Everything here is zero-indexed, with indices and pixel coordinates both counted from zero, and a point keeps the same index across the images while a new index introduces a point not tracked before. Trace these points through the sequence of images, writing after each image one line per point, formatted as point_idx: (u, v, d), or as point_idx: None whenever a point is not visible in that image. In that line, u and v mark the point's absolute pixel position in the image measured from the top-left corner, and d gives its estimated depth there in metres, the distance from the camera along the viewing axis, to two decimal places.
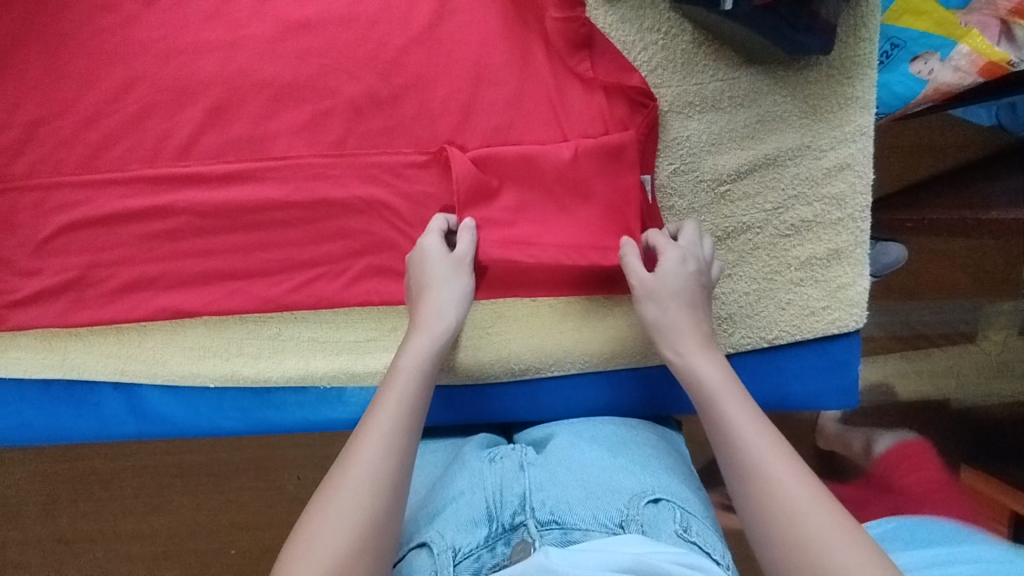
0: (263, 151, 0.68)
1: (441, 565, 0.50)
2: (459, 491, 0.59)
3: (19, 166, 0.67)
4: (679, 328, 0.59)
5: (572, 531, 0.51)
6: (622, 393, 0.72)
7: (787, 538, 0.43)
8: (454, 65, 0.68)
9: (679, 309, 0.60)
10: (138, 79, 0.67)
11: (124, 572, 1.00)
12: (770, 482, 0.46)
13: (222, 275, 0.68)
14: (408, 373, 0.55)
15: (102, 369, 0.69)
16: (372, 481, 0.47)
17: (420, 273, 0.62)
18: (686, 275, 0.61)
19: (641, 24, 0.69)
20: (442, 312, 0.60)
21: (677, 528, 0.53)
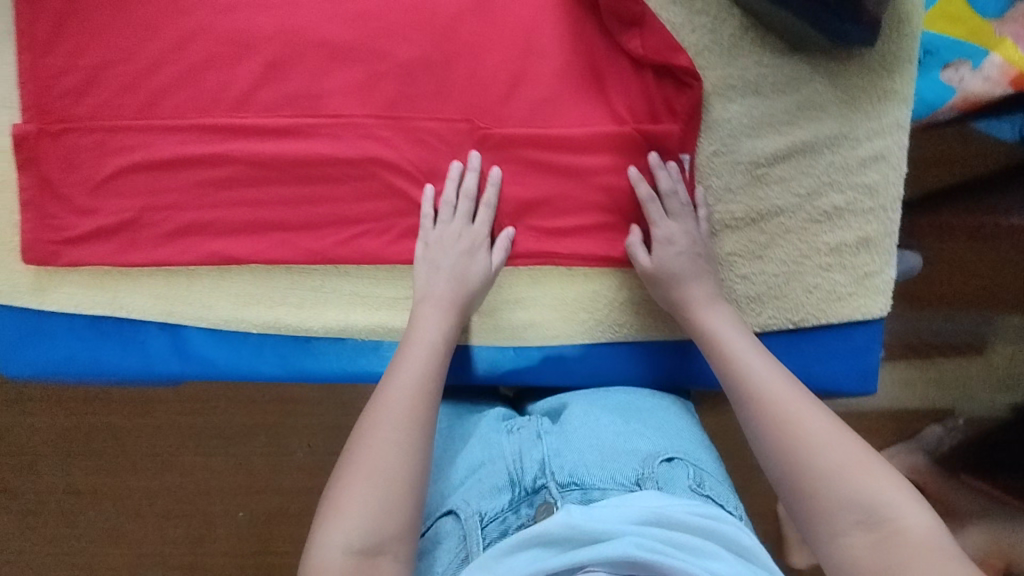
0: (316, 108, 0.69)
1: (470, 529, 0.53)
2: (479, 460, 0.61)
3: (79, 107, 0.68)
4: (691, 298, 0.67)
5: (592, 491, 0.54)
6: (647, 366, 0.74)
7: (798, 454, 0.52)
8: (509, 36, 0.69)
9: (680, 287, 0.68)
10: (199, 29, 0.68)
11: (134, 528, 1.03)
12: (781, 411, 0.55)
13: (271, 226, 0.71)
14: (429, 336, 0.62)
15: (151, 308, 0.72)
16: (414, 422, 0.54)
17: (457, 250, 0.67)
18: (686, 257, 0.68)
19: (691, 7, 0.70)
20: (459, 277, 0.66)
21: (690, 484, 0.56)
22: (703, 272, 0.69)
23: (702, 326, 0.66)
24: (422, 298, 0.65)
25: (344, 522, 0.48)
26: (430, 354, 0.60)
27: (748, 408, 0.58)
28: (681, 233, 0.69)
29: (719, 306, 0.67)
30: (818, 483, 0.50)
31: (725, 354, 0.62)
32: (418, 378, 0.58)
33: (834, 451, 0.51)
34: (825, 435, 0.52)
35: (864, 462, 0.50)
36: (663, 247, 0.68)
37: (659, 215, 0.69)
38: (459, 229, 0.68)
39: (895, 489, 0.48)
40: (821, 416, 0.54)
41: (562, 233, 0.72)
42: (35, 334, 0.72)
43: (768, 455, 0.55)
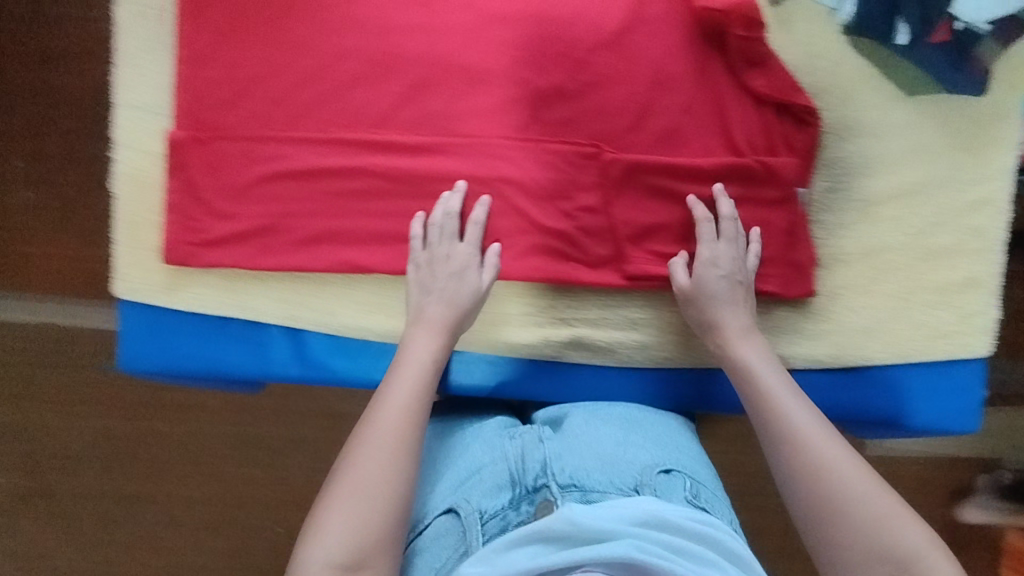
0: (452, 129, 0.73)
1: (469, 525, 0.58)
2: (479, 462, 0.64)
3: (229, 117, 0.72)
4: (721, 324, 0.70)
5: (591, 493, 0.59)
6: (658, 388, 0.77)
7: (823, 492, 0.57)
8: (639, 69, 0.73)
9: (715, 312, 0.70)
10: (350, 51, 0.72)
11: (175, 536, 1.05)
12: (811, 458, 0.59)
13: (399, 238, 0.74)
14: (422, 357, 0.65)
15: (276, 312, 0.74)
16: (399, 447, 0.58)
17: (447, 267, 0.70)
18: (727, 281, 0.71)
19: (811, 50, 0.73)
20: (453, 299, 0.69)
21: (687, 496, 0.60)
22: (742, 299, 0.71)
23: (738, 358, 0.68)
24: (417, 322, 0.68)
25: (324, 543, 0.52)
26: (423, 373, 0.63)
27: (777, 445, 0.62)
28: (727, 258, 0.71)
29: (753, 338, 0.69)
30: (854, 530, 0.55)
31: (761, 392, 0.65)
32: (406, 400, 0.61)
33: (871, 503, 0.55)
34: (862, 485, 0.57)
35: (900, 517, 0.55)
36: (706, 268, 0.71)
37: (709, 235, 0.72)
38: (447, 250, 0.70)
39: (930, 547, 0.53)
40: (856, 465, 0.58)
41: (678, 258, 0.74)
42: (161, 331, 0.75)
43: (800, 493, 0.59)
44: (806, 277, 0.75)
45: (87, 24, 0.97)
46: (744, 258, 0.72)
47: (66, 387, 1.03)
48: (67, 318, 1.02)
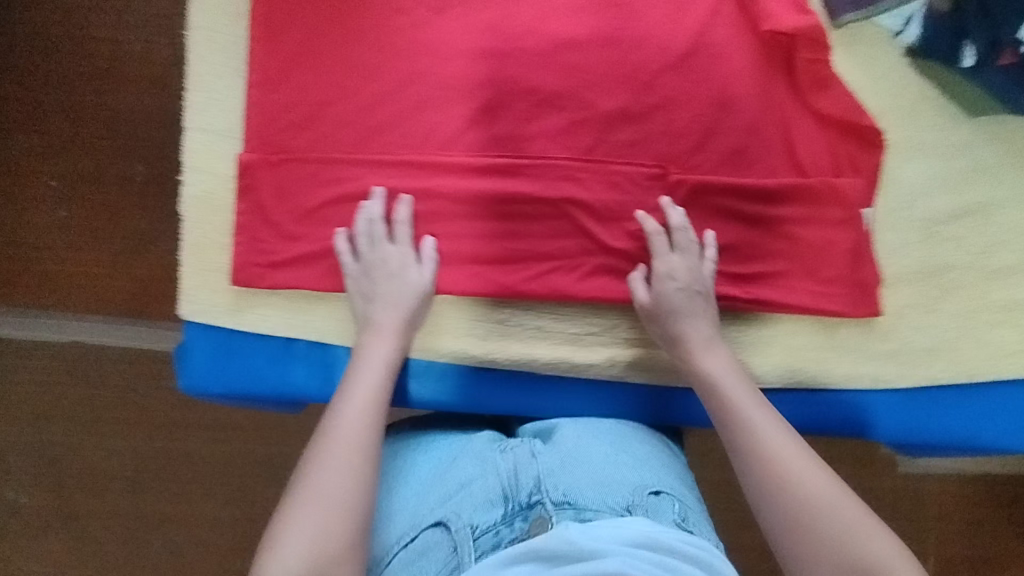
0: (519, 151, 0.74)
1: (461, 540, 0.56)
2: (470, 475, 0.63)
3: (299, 140, 0.72)
4: (688, 337, 0.70)
5: (585, 511, 0.57)
6: (656, 405, 0.76)
7: (795, 503, 0.58)
8: (706, 92, 0.73)
9: (675, 324, 0.70)
10: (420, 74, 0.72)
11: (230, 540, 1.11)
12: (782, 470, 0.59)
13: (466, 259, 0.74)
14: (381, 364, 0.67)
15: (343, 333, 0.74)
16: (353, 449, 0.59)
17: (386, 272, 0.71)
18: (685, 294, 0.71)
19: (874, 73, 0.74)
20: (400, 308, 0.70)
21: (676, 518, 0.59)
22: (702, 310, 0.71)
23: (702, 371, 0.69)
24: (369, 329, 0.69)
25: (282, 553, 0.52)
26: (375, 381, 0.65)
27: (745, 461, 0.62)
28: (683, 269, 0.71)
29: (716, 349, 0.70)
30: (824, 546, 0.55)
31: (725, 403, 0.66)
32: (359, 408, 0.62)
33: (839, 517, 0.56)
34: (830, 497, 0.57)
35: (868, 531, 0.55)
36: (663, 281, 0.71)
37: (662, 247, 0.72)
38: (383, 257, 0.71)
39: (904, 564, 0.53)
40: (827, 479, 0.59)
41: (744, 278, 0.74)
42: (225, 351, 0.74)
43: (772, 510, 0.59)
44: (871, 296, 0.75)
45: (152, 66, 1.10)
46: (702, 269, 0.72)
47: (137, 402, 1.11)
48: (141, 334, 1.11)
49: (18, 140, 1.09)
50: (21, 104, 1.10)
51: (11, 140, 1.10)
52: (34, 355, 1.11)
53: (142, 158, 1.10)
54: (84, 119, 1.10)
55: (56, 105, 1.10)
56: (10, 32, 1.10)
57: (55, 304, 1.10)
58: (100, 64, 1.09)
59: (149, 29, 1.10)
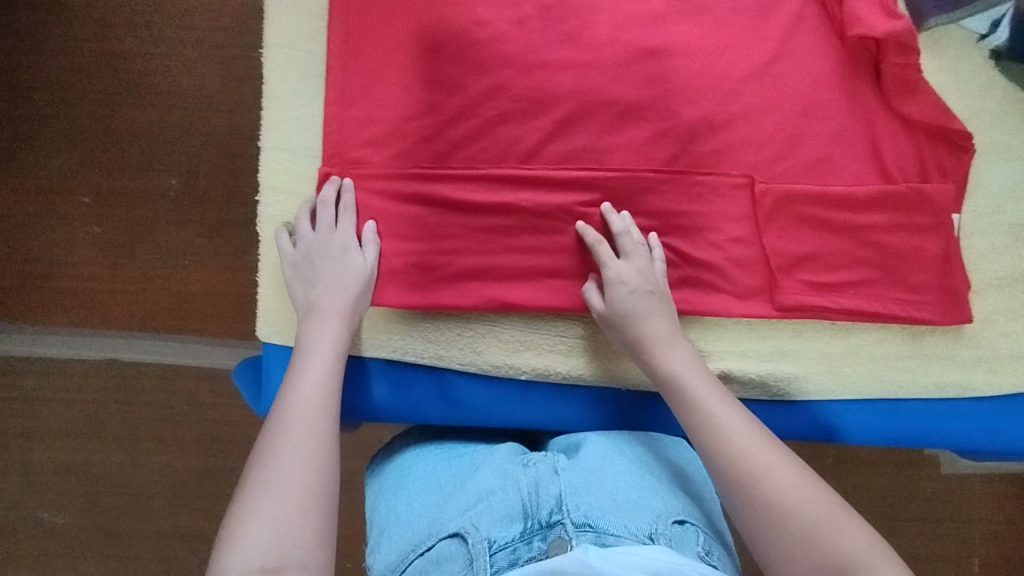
0: (600, 162, 0.72)
1: (476, 554, 0.56)
2: (490, 488, 0.62)
3: (377, 156, 0.71)
4: (645, 335, 0.68)
5: (606, 536, 0.56)
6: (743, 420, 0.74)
7: (763, 499, 0.57)
8: (789, 99, 0.72)
9: (633, 327, 0.68)
10: (499, 87, 0.71)
11: None
12: (749, 466, 0.59)
13: (546, 273, 0.72)
14: (325, 359, 0.65)
15: (423, 352, 0.73)
16: (310, 437, 0.59)
17: (325, 259, 0.69)
18: (638, 295, 0.68)
19: (960, 75, 0.73)
20: (341, 295, 0.68)
21: (700, 550, 0.58)
22: (657, 308, 0.69)
23: (663, 369, 0.66)
24: (313, 315, 0.68)
25: (241, 553, 0.51)
26: (327, 376, 0.64)
27: (715, 457, 0.61)
28: (632, 271, 0.68)
29: (676, 346, 0.68)
30: (796, 539, 0.55)
31: (687, 400, 0.64)
32: (309, 407, 0.61)
33: (806, 509, 0.56)
34: (798, 491, 0.57)
35: (838, 522, 0.55)
36: (614, 287, 0.68)
37: (610, 254, 0.69)
38: (320, 243, 0.69)
39: (877, 555, 0.53)
40: (793, 470, 0.59)
41: (832, 287, 0.73)
42: None
43: (741, 505, 0.58)
44: (962, 303, 0.73)
45: (182, 78, 1.08)
46: (652, 264, 0.70)
47: (183, 420, 1.09)
48: (181, 349, 1.09)
49: (51, 159, 1.08)
50: (53, 122, 1.08)
51: (45, 159, 1.08)
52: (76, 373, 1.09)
53: (175, 171, 1.08)
54: (116, 134, 1.08)
55: (88, 122, 1.08)
56: (40, 51, 1.09)
57: (95, 322, 1.08)
58: (131, 80, 1.08)
59: (178, 43, 1.09)
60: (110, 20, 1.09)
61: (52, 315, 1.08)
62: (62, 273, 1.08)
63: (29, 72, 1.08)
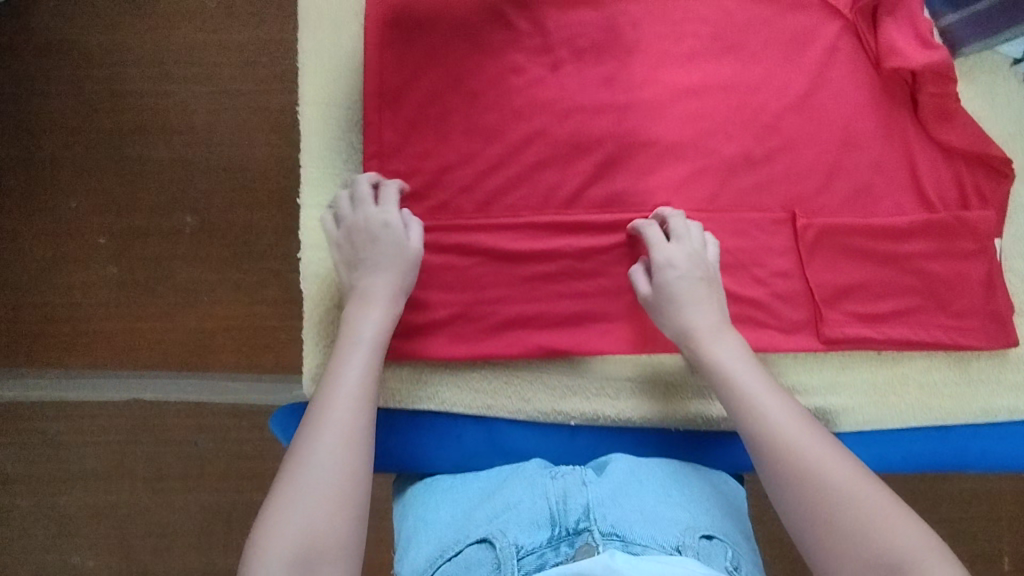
0: (641, 203, 0.72)
1: (505, 558, 0.56)
2: (518, 497, 0.63)
3: (418, 208, 0.71)
4: (694, 318, 0.66)
5: (633, 545, 0.56)
6: None
7: (828, 496, 0.55)
8: (827, 131, 0.72)
9: (682, 314, 0.66)
10: (537, 134, 0.71)
11: None
12: (812, 461, 0.57)
13: (591, 316, 0.72)
14: (365, 356, 0.63)
15: (472, 403, 0.73)
16: (348, 438, 0.58)
17: (365, 236, 0.67)
18: (687, 281, 0.66)
19: (995, 99, 0.73)
20: (380, 280, 0.66)
21: (728, 566, 0.58)
22: (706, 297, 0.67)
23: (712, 359, 0.64)
24: (353, 300, 0.66)
25: (267, 558, 0.51)
26: (366, 372, 0.62)
27: (771, 448, 0.58)
28: (682, 256, 0.67)
29: (726, 337, 0.66)
30: (849, 534, 0.53)
31: (743, 390, 0.62)
32: (349, 406, 0.59)
33: (860, 504, 0.54)
34: (863, 488, 0.55)
35: (892, 517, 0.53)
36: (663, 271, 0.67)
37: (659, 238, 0.68)
38: (360, 222, 0.67)
39: (928, 552, 0.51)
40: (846, 463, 0.57)
41: (877, 318, 0.73)
42: None
43: (789, 497, 0.57)
44: (1008, 326, 0.73)
45: (198, 118, 1.04)
46: (703, 248, 0.68)
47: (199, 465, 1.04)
48: (202, 387, 1.03)
49: (66, 202, 1.03)
50: (66, 163, 1.03)
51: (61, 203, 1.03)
52: (88, 418, 1.03)
53: (191, 209, 1.03)
54: (131, 175, 1.03)
55: (101, 163, 1.03)
56: (53, 94, 1.04)
57: (108, 359, 1.02)
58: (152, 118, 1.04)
59: (195, 82, 1.04)
60: (123, 60, 1.04)
61: (70, 358, 1.03)
62: (80, 315, 1.03)
63: (40, 115, 1.04)
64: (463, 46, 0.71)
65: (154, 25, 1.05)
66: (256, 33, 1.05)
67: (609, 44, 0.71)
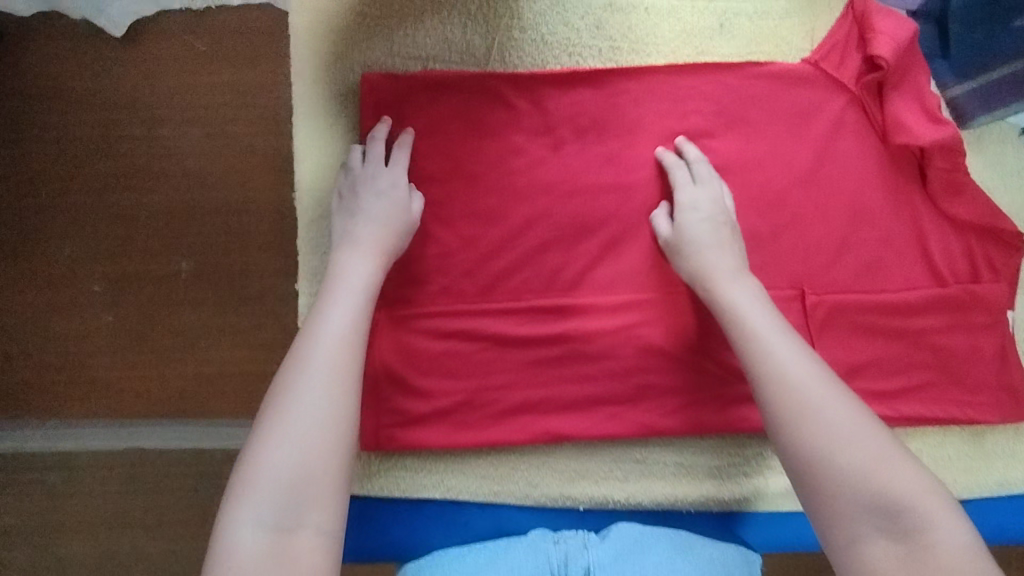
0: (648, 283, 0.70)
1: None
2: (521, 561, 0.64)
3: (419, 293, 0.69)
4: (708, 255, 0.65)
5: None
6: (795, 531, 0.73)
7: (812, 438, 0.56)
8: (834, 207, 0.70)
9: (697, 256, 0.65)
10: (539, 216, 0.69)
11: None
12: (801, 402, 0.57)
13: (599, 401, 0.70)
14: (351, 299, 0.62)
15: (478, 490, 0.71)
16: (337, 386, 0.58)
17: (367, 190, 0.66)
18: (709, 223, 0.66)
19: (1004, 169, 0.72)
20: (375, 231, 0.65)
21: None
22: (727, 239, 0.66)
23: (725, 299, 0.63)
24: (346, 246, 0.65)
25: (258, 500, 0.53)
26: (351, 314, 0.61)
27: (767, 387, 0.59)
28: (706, 201, 0.67)
29: (743, 278, 0.64)
30: (828, 479, 0.55)
31: (746, 329, 0.61)
32: (334, 349, 0.59)
33: (860, 449, 0.55)
34: (850, 433, 0.56)
35: (874, 465, 0.54)
36: (686, 212, 0.66)
37: (683, 181, 0.68)
38: (368, 176, 0.67)
39: (927, 491, 0.53)
40: (846, 404, 0.57)
41: (892, 396, 0.71)
42: (359, 519, 0.71)
43: (787, 435, 0.57)
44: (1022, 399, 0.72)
45: (186, 155, 0.82)
46: (726, 199, 0.68)
47: None
48: (212, 436, 0.83)
49: (56, 250, 0.82)
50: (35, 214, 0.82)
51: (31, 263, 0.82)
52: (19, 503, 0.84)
53: (186, 251, 0.82)
54: (108, 220, 0.82)
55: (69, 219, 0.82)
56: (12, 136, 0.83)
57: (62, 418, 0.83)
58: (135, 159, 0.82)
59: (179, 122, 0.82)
60: (89, 84, 0.82)
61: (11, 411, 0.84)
62: (53, 375, 0.83)
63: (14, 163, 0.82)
64: (462, 129, 0.69)
65: (134, 52, 0.82)
66: (249, 49, 0.82)
67: (610, 123, 0.70)
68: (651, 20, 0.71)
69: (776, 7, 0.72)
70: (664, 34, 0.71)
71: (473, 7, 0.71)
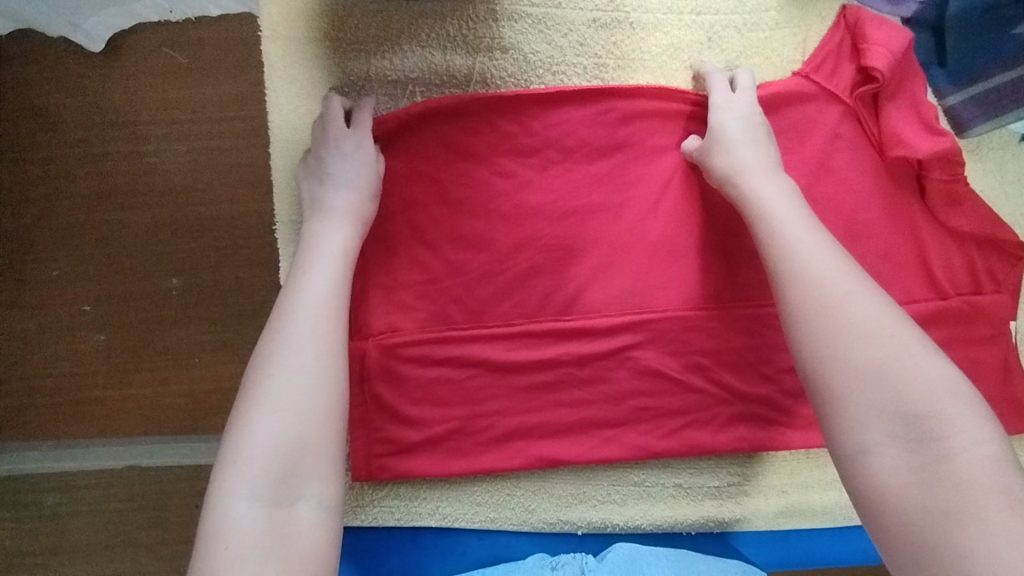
0: (642, 303, 0.69)
1: None
2: None
3: (408, 321, 0.68)
4: (739, 152, 0.64)
5: None
6: (799, 550, 0.72)
7: (830, 334, 0.54)
8: (834, 221, 0.68)
9: (726, 152, 0.64)
10: (529, 238, 0.68)
11: None
12: (823, 297, 0.55)
13: (595, 424, 0.69)
14: (330, 257, 0.61)
15: (474, 518, 0.70)
16: (327, 351, 0.57)
17: (336, 153, 0.66)
18: (744, 121, 0.65)
19: (1004, 177, 0.71)
20: (348, 198, 0.64)
21: None
22: (762, 138, 0.65)
23: (754, 196, 0.62)
24: (319, 214, 0.64)
25: (253, 468, 0.51)
26: (331, 275, 0.61)
27: (785, 286, 0.57)
28: (744, 103, 0.66)
29: (776, 177, 0.63)
30: (842, 377, 0.52)
31: (772, 225, 0.60)
32: (317, 308, 0.58)
33: (879, 344, 0.52)
34: (871, 329, 0.53)
35: (899, 359, 0.51)
36: (721, 111, 0.66)
37: (722, 86, 0.67)
38: (336, 137, 0.66)
39: (952, 398, 0.49)
40: (868, 300, 0.55)
41: None
42: (353, 554, 0.69)
43: (801, 336, 0.55)
44: None
45: (171, 172, 0.77)
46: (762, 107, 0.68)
47: None
48: (203, 454, 0.78)
49: (38, 275, 0.77)
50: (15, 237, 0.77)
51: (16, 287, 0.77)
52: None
53: (175, 267, 0.77)
54: (92, 241, 0.77)
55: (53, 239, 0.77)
56: None
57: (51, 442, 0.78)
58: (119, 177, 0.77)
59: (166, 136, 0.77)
60: (64, 100, 0.77)
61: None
62: (39, 403, 0.78)
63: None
64: (447, 153, 0.68)
65: (113, 65, 0.76)
66: (234, 60, 0.76)
67: (599, 143, 0.69)
68: (638, 35, 0.70)
69: (767, 19, 0.70)
70: (651, 49, 0.70)
71: (454, 28, 0.69)
